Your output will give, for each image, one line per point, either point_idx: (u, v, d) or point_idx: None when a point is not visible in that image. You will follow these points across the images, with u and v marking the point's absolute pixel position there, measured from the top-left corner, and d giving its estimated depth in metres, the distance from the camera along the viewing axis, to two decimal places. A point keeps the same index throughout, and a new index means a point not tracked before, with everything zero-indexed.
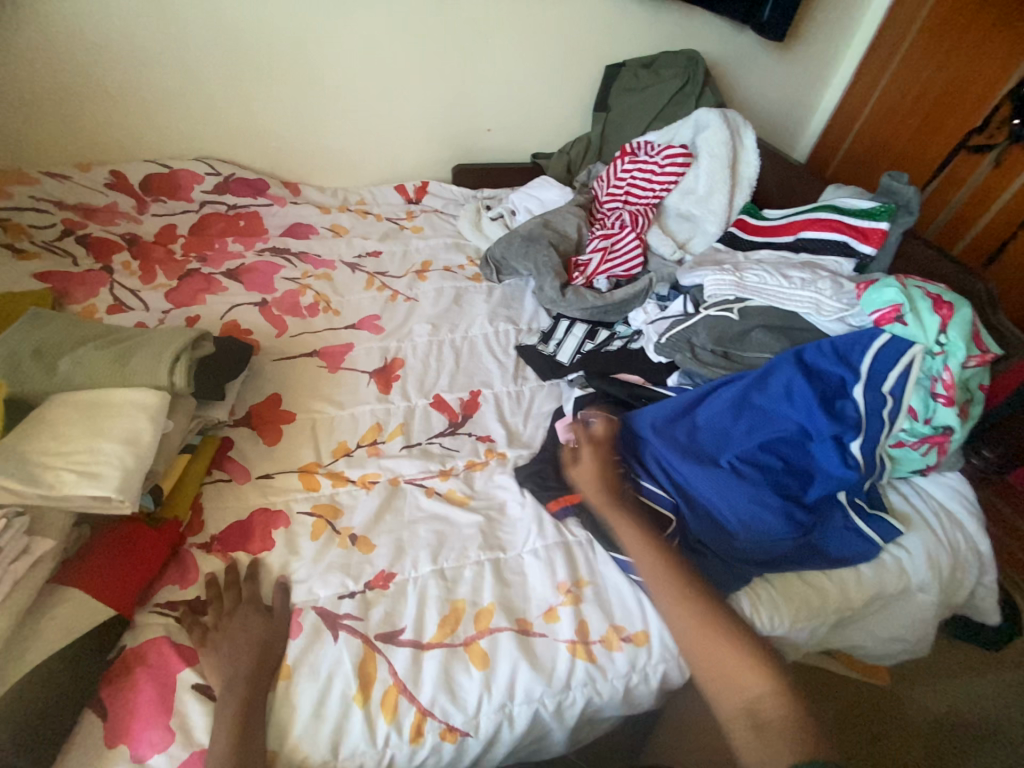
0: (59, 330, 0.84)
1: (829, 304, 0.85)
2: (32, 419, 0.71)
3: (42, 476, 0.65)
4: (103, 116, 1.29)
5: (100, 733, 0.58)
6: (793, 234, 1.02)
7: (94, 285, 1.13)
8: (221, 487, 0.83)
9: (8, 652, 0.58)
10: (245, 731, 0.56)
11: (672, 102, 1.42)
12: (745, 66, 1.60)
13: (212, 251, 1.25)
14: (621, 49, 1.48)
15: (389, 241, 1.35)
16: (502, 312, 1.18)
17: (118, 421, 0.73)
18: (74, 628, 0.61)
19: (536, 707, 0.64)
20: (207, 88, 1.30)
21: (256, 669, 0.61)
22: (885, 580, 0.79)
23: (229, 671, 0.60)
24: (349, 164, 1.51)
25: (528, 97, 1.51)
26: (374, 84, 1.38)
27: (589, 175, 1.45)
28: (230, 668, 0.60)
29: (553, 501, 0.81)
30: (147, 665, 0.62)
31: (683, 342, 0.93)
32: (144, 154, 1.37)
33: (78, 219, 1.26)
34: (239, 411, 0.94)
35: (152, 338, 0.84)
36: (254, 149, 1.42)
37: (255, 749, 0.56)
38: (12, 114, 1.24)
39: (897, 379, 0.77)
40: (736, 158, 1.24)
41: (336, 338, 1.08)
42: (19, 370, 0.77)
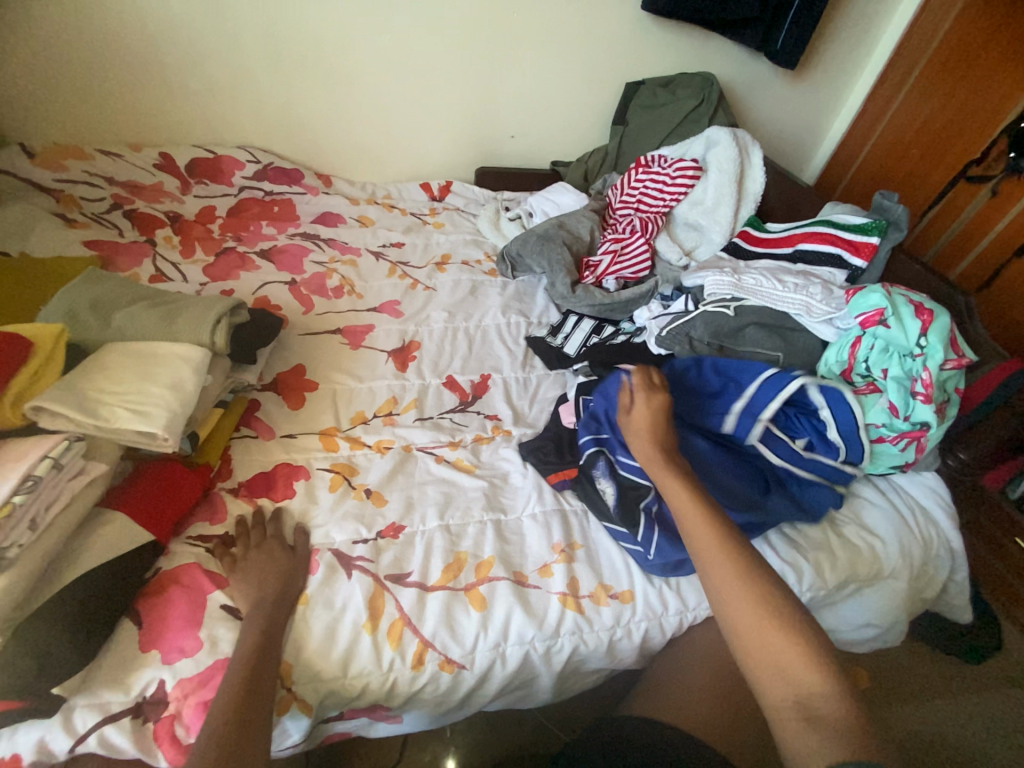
0: (114, 288, 0.92)
1: (818, 308, 0.92)
2: (91, 362, 0.78)
3: (98, 410, 0.71)
4: (156, 102, 1.39)
5: (137, 638, 0.65)
6: (791, 245, 1.10)
7: (138, 256, 1.21)
8: (248, 441, 0.90)
9: (60, 562, 0.64)
10: (270, 631, 0.63)
11: (686, 120, 1.51)
12: (758, 91, 1.69)
13: (248, 232, 1.34)
14: (641, 68, 1.58)
15: (412, 234, 1.43)
16: (515, 305, 1.26)
17: (165, 369, 0.79)
18: (118, 547, 0.67)
19: (526, 649, 0.71)
20: (254, 82, 1.39)
21: (280, 591, 0.68)
22: (858, 566, 0.85)
23: (255, 591, 0.67)
24: (379, 161, 1.61)
25: (551, 108, 1.60)
26: (408, 87, 1.48)
27: (604, 184, 1.53)
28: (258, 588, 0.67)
29: (553, 474, 0.88)
30: (180, 584, 0.69)
31: (682, 336, 1.00)
32: (190, 140, 1.47)
33: (126, 195, 1.35)
34: (266, 377, 1.01)
35: (196, 301, 0.92)
36: (293, 141, 1.52)
37: (274, 658, 0.62)
38: (74, 96, 1.34)
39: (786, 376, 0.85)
40: (743, 174, 1.32)
41: (359, 318, 1.15)
42: (79, 321, 0.85)
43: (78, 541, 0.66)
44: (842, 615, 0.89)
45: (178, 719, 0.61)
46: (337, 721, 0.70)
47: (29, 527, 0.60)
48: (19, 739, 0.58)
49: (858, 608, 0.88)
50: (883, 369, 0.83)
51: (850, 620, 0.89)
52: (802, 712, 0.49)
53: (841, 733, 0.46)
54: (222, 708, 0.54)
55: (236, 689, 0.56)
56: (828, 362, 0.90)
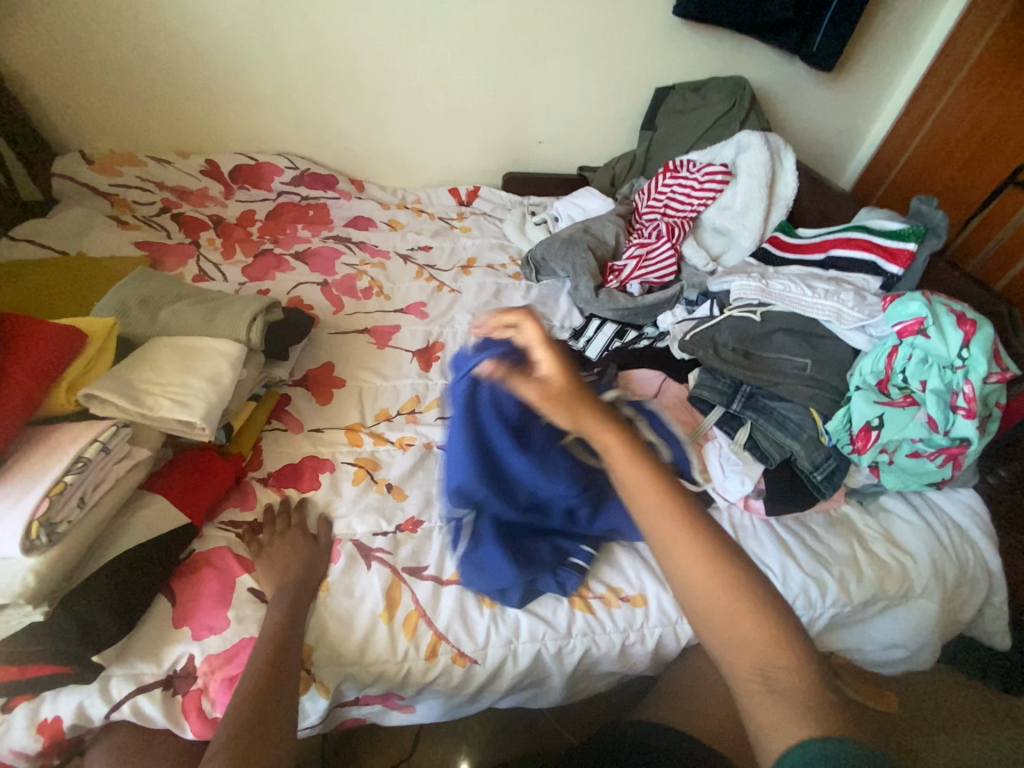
0: (160, 286, 0.98)
1: (850, 315, 0.89)
2: (140, 355, 0.83)
3: (144, 399, 0.76)
4: (203, 112, 1.47)
5: (171, 614, 0.68)
6: (823, 252, 1.07)
7: (183, 256, 1.29)
8: (278, 433, 0.94)
9: (106, 538, 0.68)
10: (295, 611, 0.66)
11: (716, 125, 1.50)
12: (792, 95, 1.66)
13: (284, 235, 1.40)
14: (672, 73, 1.57)
15: (440, 238, 1.47)
16: (537, 308, 1.27)
17: (205, 362, 0.84)
18: (158, 527, 0.71)
19: (538, 647, 0.71)
20: (293, 92, 1.46)
21: (305, 575, 0.71)
22: (886, 582, 0.83)
23: (280, 576, 0.70)
24: (410, 166, 1.65)
25: (579, 114, 1.61)
26: (439, 94, 1.52)
27: (631, 189, 1.53)
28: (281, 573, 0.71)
29: None
30: (212, 566, 0.73)
31: (707, 340, 0.96)
32: (234, 148, 1.55)
33: (174, 199, 1.44)
34: (297, 373, 1.05)
35: (235, 299, 0.97)
36: (328, 148, 1.58)
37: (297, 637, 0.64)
38: (130, 107, 1.44)
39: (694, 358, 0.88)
40: (774, 179, 1.29)
41: (386, 319, 1.19)
42: (128, 316, 0.91)
43: (121, 520, 0.70)
44: (867, 633, 0.86)
45: (205, 694, 0.64)
46: (353, 706, 0.72)
47: (78, 504, 0.64)
48: (61, 702, 0.62)
49: (884, 626, 0.86)
50: (922, 380, 0.78)
51: (876, 638, 0.87)
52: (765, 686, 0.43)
53: (808, 713, 0.41)
54: (251, 677, 0.57)
55: (265, 660, 0.58)
56: (863, 372, 0.85)
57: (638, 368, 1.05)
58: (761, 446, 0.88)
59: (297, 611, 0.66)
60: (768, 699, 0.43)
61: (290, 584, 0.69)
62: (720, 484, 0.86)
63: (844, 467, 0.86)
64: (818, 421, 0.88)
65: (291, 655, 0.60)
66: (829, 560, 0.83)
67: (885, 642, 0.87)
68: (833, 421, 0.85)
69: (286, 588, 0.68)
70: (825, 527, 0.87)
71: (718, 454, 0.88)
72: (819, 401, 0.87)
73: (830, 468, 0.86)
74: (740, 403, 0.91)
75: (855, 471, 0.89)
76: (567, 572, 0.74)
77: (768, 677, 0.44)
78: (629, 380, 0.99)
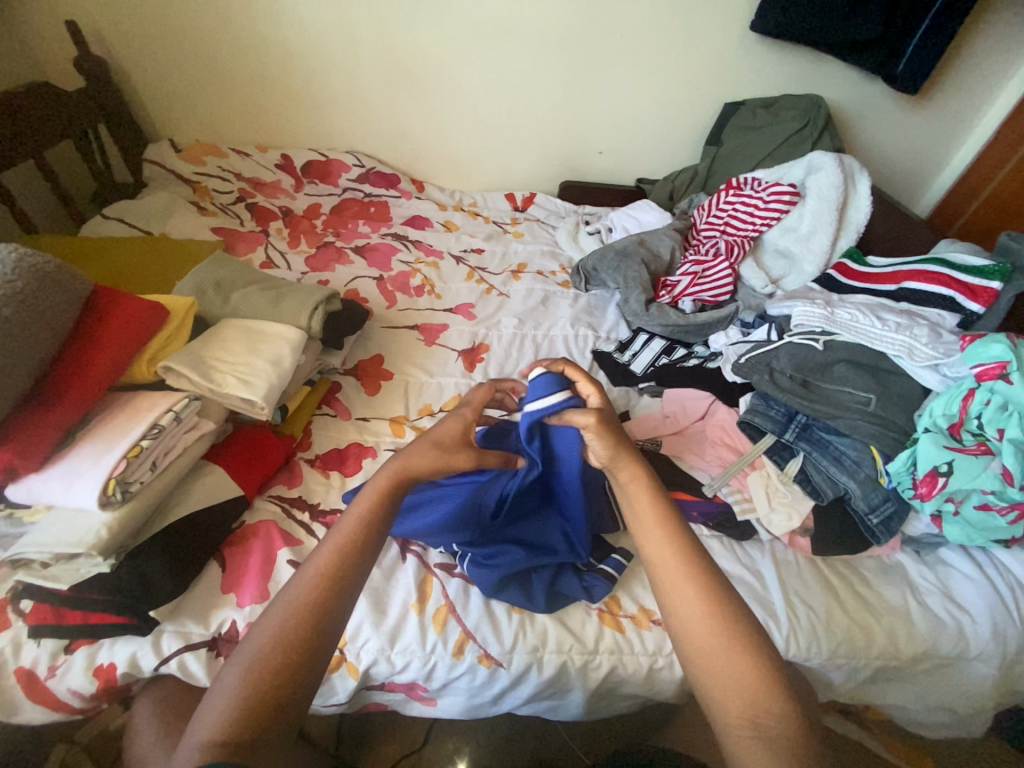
0: (233, 270, 1.04)
1: (922, 351, 0.83)
2: (211, 333, 0.89)
3: (213, 375, 0.81)
4: (282, 109, 1.56)
5: (220, 580, 0.72)
6: (895, 283, 1.01)
7: (253, 243, 1.36)
8: (327, 419, 0.98)
9: (169, 501, 0.73)
10: (348, 570, 0.54)
11: (786, 144, 1.45)
12: (870, 116, 1.58)
13: (346, 229, 1.46)
14: (743, 89, 1.54)
15: (492, 241, 1.49)
16: (584, 318, 1.26)
17: (269, 345, 0.89)
18: (215, 495, 0.75)
19: (564, 658, 0.71)
20: (367, 94, 1.52)
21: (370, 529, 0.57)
22: (939, 639, 0.77)
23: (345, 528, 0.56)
24: (469, 170, 1.69)
25: (642, 126, 1.60)
26: (505, 101, 1.54)
27: (690, 204, 1.51)
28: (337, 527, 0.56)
29: None
30: (259, 537, 0.76)
31: (763, 365, 0.94)
32: (307, 144, 1.63)
33: (249, 189, 1.53)
34: (349, 362, 1.09)
35: (299, 288, 1.02)
36: (393, 148, 1.64)
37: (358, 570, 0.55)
38: (219, 101, 1.54)
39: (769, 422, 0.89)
40: (846, 202, 1.24)
41: (435, 317, 1.22)
42: (204, 297, 0.98)
43: (183, 486, 0.75)
44: (911, 690, 0.81)
45: None
46: (378, 691, 0.73)
47: (151, 467, 0.69)
48: (116, 651, 0.66)
49: (931, 685, 0.80)
50: (998, 429, 0.72)
51: (923, 697, 0.81)
52: (753, 731, 0.49)
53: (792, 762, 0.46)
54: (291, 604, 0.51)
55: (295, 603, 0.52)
56: (933, 414, 0.79)
57: (687, 387, 1.03)
58: (813, 480, 0.85)
59: (347, 575, 0.53)
60: (755, 745, 0.48)
61: (345, 536, 0.56)
62: (765, 515, 0.84)
63: (902, 511, 0.81)
64: (878, 460, 0.83)
65: (326, 635, 0.51)
66: (877, 609, 0.79)
67: (931, 702, 0.81)
68: (895, 462, 0.80)
69: (343, 539, 0.55)
70: (875, 573, 0.82)
71: (765, 484, 0.86)
72: (882, 439, 0.82)
73: (887, 511, 0.81)
74: (794, 433, 0.89)
75: (914, 518, 0.83)
76: (594, 577, 0.74)
77: (757, 724, 0.49)
78: (681, 405, 1.00)
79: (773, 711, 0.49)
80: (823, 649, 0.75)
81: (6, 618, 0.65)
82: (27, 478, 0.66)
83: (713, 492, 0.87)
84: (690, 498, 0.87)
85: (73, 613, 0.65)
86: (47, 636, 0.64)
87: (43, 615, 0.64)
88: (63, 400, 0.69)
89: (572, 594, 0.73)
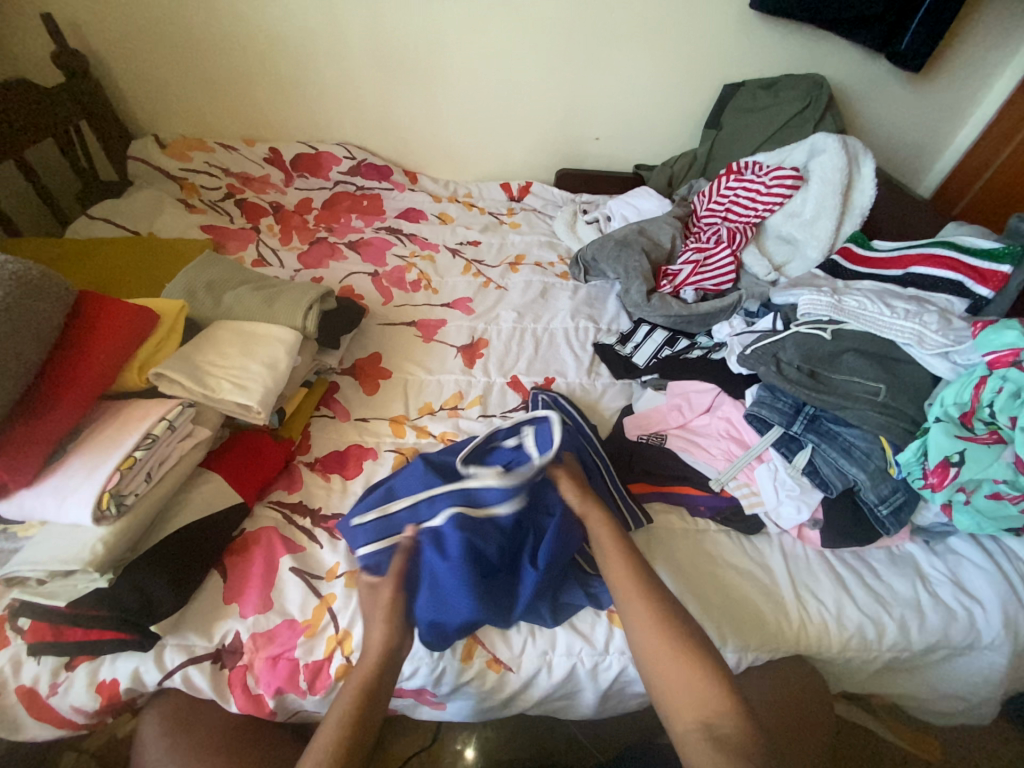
0: (224, 270, 1.02)
1: (932, 339, 0.81)
2: (203, 336, 0.86)
3: (206, 381, 0.79)
4: (269, 99, 1.51)
5: (222, 590, 0.70)
6: (902, 268, 0.99)
7: (244, 240, 1.33)
8: (326, 420, 0.96)
9: (166, 511, 0.71)
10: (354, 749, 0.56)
11: (787, 126, 1.42)
12: (873, 95, 1.54)
13: (339, 224, 1.43)
14: (742, 69, 1.49)
15: (489, 233, 1.46)
16: (584, 310, 1.24)
17: (264, 348, 0.86)
18: (214, 503, 0.74)
19: (574, 661, 0.70)
20: (355, 82, 1.48)
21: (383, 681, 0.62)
22: (951, 630, 0.77)
23: (357, 683, 0.61)
24: (462, 160, 1.65)
25: (640, 111, 1.56)
26: (498, 88, 1.50)
27: (689, 190, 1.48)
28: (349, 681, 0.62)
29: (636, 485, 0.87)
30: (260, 545, 0.75)
31: (769, 357, 0.91)
32: (295, 136, 1.58)
33: (238, 185, 1.49)
34: (346, 362, 1.06)
35: (292, 287, 0.99)
36: (385, 139, 1.59)
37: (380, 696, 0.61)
38: (203, 93, 1.49)
39: (776, 414, 0.87)
40: (850, 186, 1.21)
41: (432, 313, 1.19)
42: (196, 298, 0.95)
43: (180, 496, 0.73)
44: (923, 679, 0.81)
45: (250, 670, 0.66)
46: (387, 697, 0.72)
47: (146, 478, 0.68)
48: (119, 666, 0.65)
49: (942, 675, 0.80)
50: (1011, 417, 0.70)
51: (931, 685, 0.81)
52: (706, 734, 0.56)
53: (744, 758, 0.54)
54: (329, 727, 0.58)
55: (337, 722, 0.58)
56: (944, 403, 0.77)
57: (691, 378, 1.01)
58: (822, 472, 0.83)
59: (376, 689, 0.61)
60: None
61: (360, 690, 0.61)
62: (774, 508, 0.83)
63: (911, 501, 0.80)
64: (887, 450, 0.81)
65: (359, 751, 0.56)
66: (889, 601, 0.78)
67: (942, 692, 0.82)
68: (905, 452, 0.78)
69: (339, 724, 0.57)
70: (885, 564, 0.81)
71: (773, 476, 0.85)
72: (891, 430, 0.80)
73: (897, 502, 0.80)
74: (802, 425, 0.86)
75: (924, 508, 0.82)
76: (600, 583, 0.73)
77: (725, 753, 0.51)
78: (685, 397, 0.98)
79: (718, 710, 0.58)
80: (835, 644, 0.75)
81: (4, 636, 0.63)
82: (18, 494, 0.64)
83: (720, 486, 0.86)
84: (697, 493, 0.86)
85: (72, 629, 0.63)
86: (48, 653, 0.62)
87: (43, 632, 0.63)
88: (54, 411, 0.67)
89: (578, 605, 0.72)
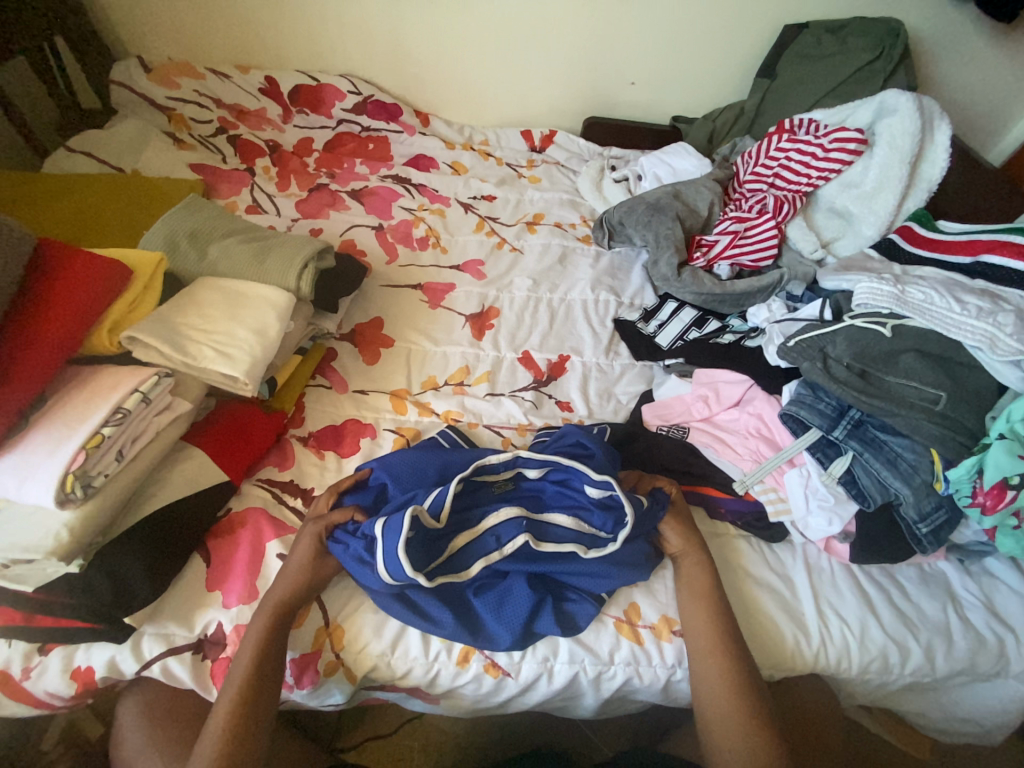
0: (210, 217, 0.91)
1: (1006, 343, 0.71)
2: (184, 295, 0.78)
3: (187, 347, 0.71)
4: (264, 18, 1.33)
5: (204, 576, 0.65)
6: (971, 254, 0.87)
7: (237, 183, 1.21)
8: (322, 391, 0.88)
9: (143, 492, 0.65)
10: (266, 657, 0.57)
11: (852, 80, 1.25)
12: (954, 45, 1.34)
13: (341, 169, 1.29)
14: (808, 7, 1.29)
15: (506, 187, 1.32)
16: (606, 280, 1.13)
17: (252, 311, 0.78)
18: (195, 482, 0.68)
19: (577, 670, 0.66)
20: (361, 3, 1.29)
21: (264, 674, 0.57)
22: (979, 658, 0.72)
23: (235, 683, 0.56)
24: (480, 102, 1.47)
25: (684, 53, 1.37)
26: (524, 18, 1.31)
27: (732, 149, 1.32)
28: (230, 679, 0.57)
29: (685, 485, 0.82)
30: (246, 527, 0.69)
31: (815, 351, 0.81)
32: (294, 63, 1.41)
33: (231, 119, 1.34)
34: (345, 327, 0.97)
35: (286, 241, 0.88)
36: (394, 72, 1.42)
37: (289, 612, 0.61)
38: (190, 7, 1.32)
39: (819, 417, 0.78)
40: (919, 155, 1.06)
41: (440, 276, 1.09)
42: (178, 250, 0.85)
43: (159, 474, 0.67)
44: (940, 700, 0.79)
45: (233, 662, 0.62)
46: (377, 690, 0.68)
47: (116, 458, 0.61)
48: (94, 654, 0.61)
49: (960, 697, 0.78)
50: None
51: (946, 708, 0.80)
52: None
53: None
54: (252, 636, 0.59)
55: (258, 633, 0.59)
56: (1010, 418, 0.68)
57: (722, 367, 0.92)
58: (860, 483, 0.75)
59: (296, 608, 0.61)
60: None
61: (244, 674, 0.56)
62: (801, 518, 0.76)
63: (954, 520, 0.73)
64: (937, 465, 0.73)
65: (268, 664, 0.57)
66: (917, 625, 0.73)
67: (957, 714, 0.80)
68: (957, 469, 0.70)
69: (256, 643, 0.58)
70: (915, 585, 0.76)
71: (804, 483, 0.77)
72: (945, 443, 0.71)
73: (938, 521, 0.72)
74: (844, 430, 0.77)
75: (964, 526, 0.75)
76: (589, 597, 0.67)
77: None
78: (713, 388, 0.90)
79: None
80: (853, 664, 0.71)
81: None
82: None
83: (744, 490, 0.79)
84: (720, 495, 0.80)
85: (43, 616, 0.59)
86: (19, 637, 0.59)
87: (11, 616, 0.59)
88: (12, 378, 0.60)
89: (497, 636, 0.63)
